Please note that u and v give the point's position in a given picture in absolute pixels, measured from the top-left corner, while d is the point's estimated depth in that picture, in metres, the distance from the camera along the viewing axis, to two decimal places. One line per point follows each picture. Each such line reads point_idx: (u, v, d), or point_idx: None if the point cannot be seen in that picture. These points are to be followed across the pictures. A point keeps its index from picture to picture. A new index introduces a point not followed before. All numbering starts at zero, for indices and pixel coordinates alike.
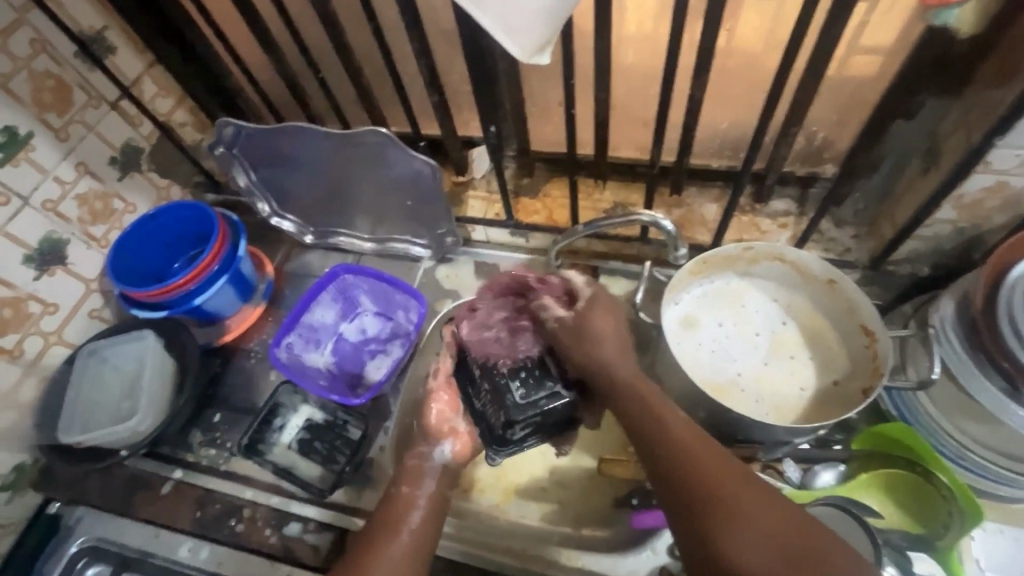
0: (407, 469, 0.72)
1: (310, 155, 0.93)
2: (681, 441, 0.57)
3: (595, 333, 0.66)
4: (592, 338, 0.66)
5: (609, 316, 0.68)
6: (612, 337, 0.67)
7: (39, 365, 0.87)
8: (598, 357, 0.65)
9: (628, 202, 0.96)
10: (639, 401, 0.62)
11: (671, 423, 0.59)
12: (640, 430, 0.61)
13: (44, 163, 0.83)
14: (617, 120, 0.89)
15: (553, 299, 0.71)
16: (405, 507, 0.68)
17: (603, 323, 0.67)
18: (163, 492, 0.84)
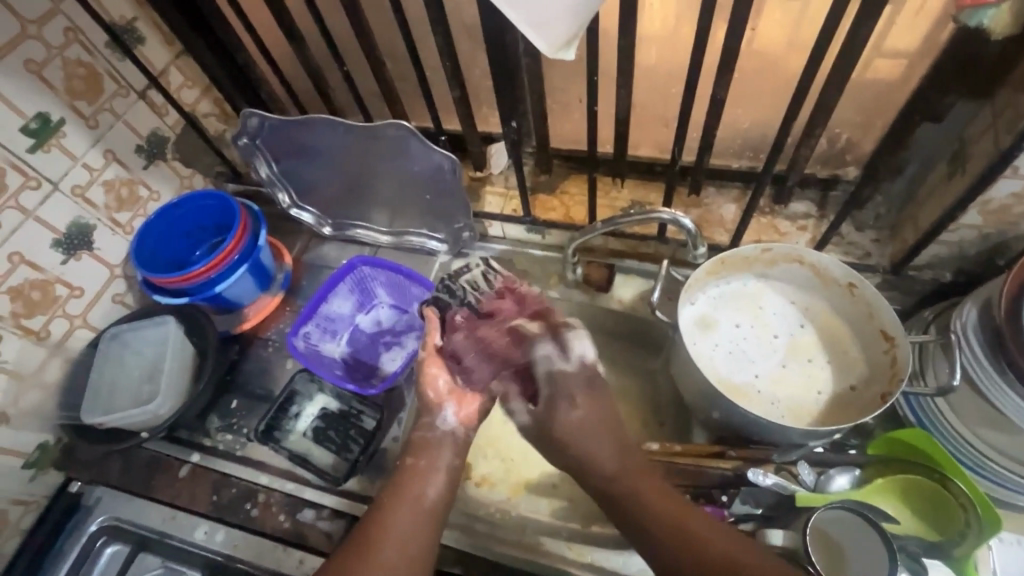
0: (415, 441, 0.72)
1: (332, 147, 0.94)
2: (677, 515, 0.61)
3: (582, 431, 0.68)
4: (574, 429, 0.68)
5: (594, 408, 0.70)
6: (601, 433, 0.68)
7: (64, 347, 0.89)
8: (595, 455, 0.67)
9: (645, 201, 0.95)
10: (620, 484, 0.65)
11: (658, 502, 0.63)
12: (627, 512, 0.64)
13: (74, 150, 0.85)
14: (637, 118, 0.89)
15: (513, 389, 0.75)
16: (417, 481, 0.68)
17: (586, 407, 0.69)
18: (181, 475, 0.86)
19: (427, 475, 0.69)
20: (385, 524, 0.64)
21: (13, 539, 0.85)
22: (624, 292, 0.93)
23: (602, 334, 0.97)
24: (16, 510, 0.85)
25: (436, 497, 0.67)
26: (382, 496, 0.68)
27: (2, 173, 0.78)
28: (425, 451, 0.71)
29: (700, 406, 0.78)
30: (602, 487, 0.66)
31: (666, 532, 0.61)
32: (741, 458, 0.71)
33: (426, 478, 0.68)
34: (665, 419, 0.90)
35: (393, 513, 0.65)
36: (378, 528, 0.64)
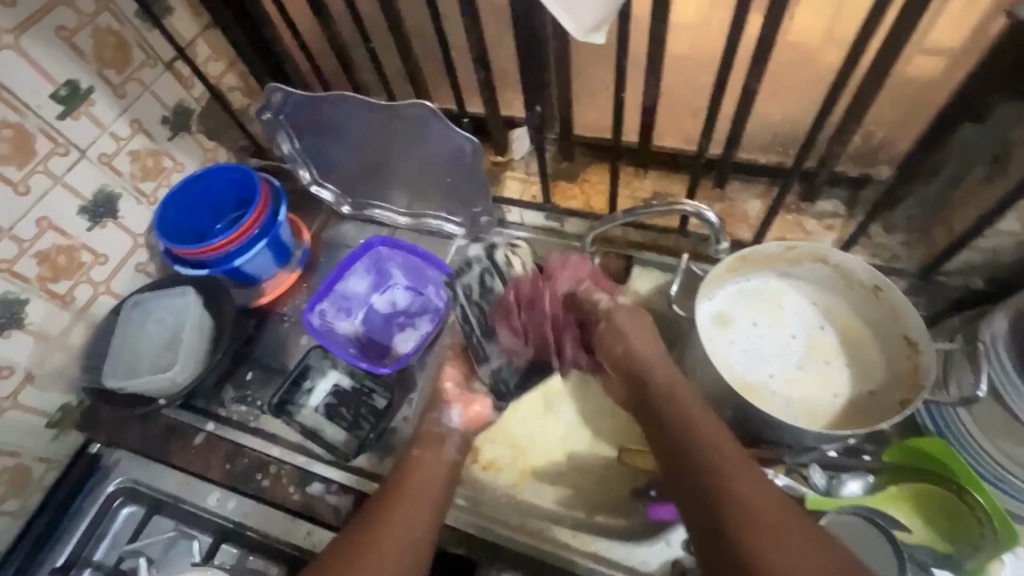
0: (422, 434, 0.78)
1: (355, 126, 0.94)
2: (705, 438, 0.63)
3: (632, 329, 0.79)
4: (625, 327, 0.79)
5: (635, 325, 0.79)
6: (643, 338, 0.78)
7: (87, 312, 0.90)
8: (643, 359, 0.75)
9: (668, 193, 0.94)
10: (690, 431, 0.64)
11: (737, 467, 0.59)
12: (698, 470, 0.61)
13: (102, 118, 0.86)
14: (664, 108, 0.87)
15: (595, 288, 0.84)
16: (422, 465, 0.73)
17: (636, 322, 0.80)
18: (196, 442, 0.88)
19: (427, 463, 0.74)
20: (389, 508, 0.65)
21: (35, 495, 0.88)
22: (639, 284, 0.92)
23: None
24: (38, 467, 0.87)
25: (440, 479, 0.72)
26: (383, 486, 0.70)
27: (32, 138, 0.79)
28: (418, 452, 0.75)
29: (713, 403, 0.77)
30: (672, 424, 0.67)
31: (692, 447, 0.62)
32: (752, 456, 0.70)
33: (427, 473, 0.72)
34: None
35: (397, 499, 0.67)
36: (383, 511, 0.65)
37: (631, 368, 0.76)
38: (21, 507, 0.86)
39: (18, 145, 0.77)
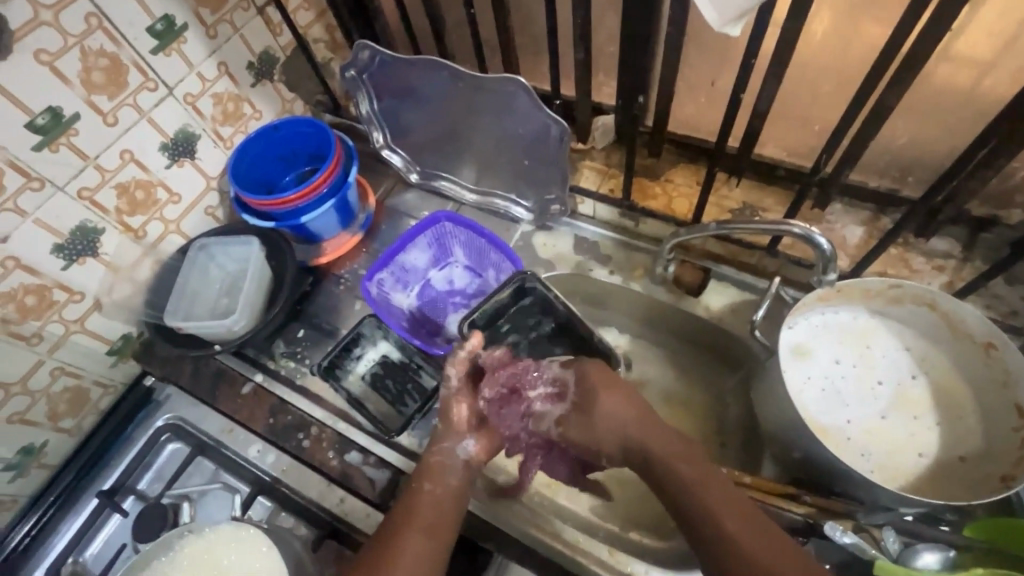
0: (429, 464, 0.70)
1: (437, 94, 0.90)
2: (704, 493, 0.60)
3: (605, 423, 0.69)
4: (600, 419, 0.69)
5: (582, 427, 0.71)
6: (620, 402, 0.69)
7: (157, 248, 0.91)
8: (616, 426, 0.68)
9: (760, 206, 0.86)
10: (680, 483, 0.62)
11: (732, 524, 0.57)
12: (703, 540, 0.58)
13: (192, 57, 0.85)
14: (773, 113, 0.80)
15: (543, 401, 0.75)
16: (427, 496, 0.67)
17: (612, 401, 0.69)
18: (244, 392, 0.88)
19: (430, 493, 0.68)
20: (397, 553, 0.61)
21: (90, 417, 0.90)
22: (712, 299, 0.86)
23: (678, 338, 0.93)
24: (97, 391, 0.89)
25: (444, 506, 0.67)
26: (392, 519, 0.65)
27: (124, 70, 0.77)
28: (426, 470, 0.70)
29: (782, 439, 0.72)
30: (670, 495, 0.62)
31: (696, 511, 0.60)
32: (816, 506, 0.66)
33: (437, 504, 0.67)
34: (728, 440, 0.87)
35: (405, 539, 0.63)
36: (390, 555, 0.61)
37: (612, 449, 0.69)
38: (77, 426, 0.89)
39: (110, 75, 0.76)
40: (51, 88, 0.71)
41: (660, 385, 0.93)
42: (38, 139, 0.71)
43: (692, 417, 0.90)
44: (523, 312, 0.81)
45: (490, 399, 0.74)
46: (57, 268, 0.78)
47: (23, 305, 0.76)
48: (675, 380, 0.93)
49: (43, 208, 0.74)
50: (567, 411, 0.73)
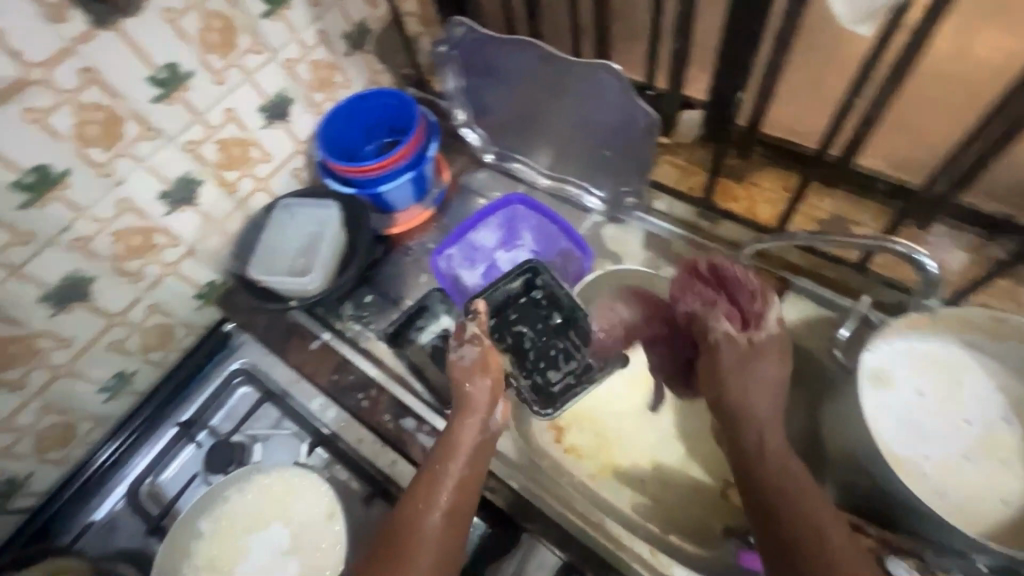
0: (442, 445, 0.73)
1: (525, 76, 0.90)
2: (806, 496, 0.60)
3: (753, 376, 0.70)
4: (754, 374, 0.70)
5: (738, 358, 0.72)
6: (769, 385, 0.70)
7: (245, 204, 0.96)
8: (753, 402, 0.69)
9: (850, 220, 0.82)
10: (778, 486, 0.62)
11: (834, 535, 0.57)
12: (789, 541, 0.58)
13: (296, 24, 0.88)
14: (883, 122, 0.75)
15: (728, 310, 0.75)
16: (440, 485, 0.69)
17: (770, 371, 0.71)
18: (311, 347, 0.93)
19: (439, 482, 0.69)
20: (415, 531, 0.66)
21: (174, 353, 0.97)
22: (786, 312, 0.83)
23: None
24: (182, 331, 0.97)
25: (454, 499, 0.68)
26: (412, 495, 0.69)
27: (236, 32, 0.81)
28: (450, 447, 0.73)
29: (854, 465, 0.69)
30: (763, 487, 0.63)
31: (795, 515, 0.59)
32: (881, 540, 0.63)
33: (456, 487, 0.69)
34: None
35: (424, 519, 0.66)
36: (409, 532, 0.66)
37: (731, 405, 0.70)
38: (162, 360, 0.96)
39: (224, 36, 0.80)
40: (172, 45, 0.75)
41: None
42: (158, 91, 0.76)
43: None
44: (531, 303, 0.90)
45: (693, 270, 0.81)
46: (161, 213, 0.84)
47: (129, 245, 0.82)
48: None
49: (155, 156, 0.80)
50: (737, 332, 0.73)
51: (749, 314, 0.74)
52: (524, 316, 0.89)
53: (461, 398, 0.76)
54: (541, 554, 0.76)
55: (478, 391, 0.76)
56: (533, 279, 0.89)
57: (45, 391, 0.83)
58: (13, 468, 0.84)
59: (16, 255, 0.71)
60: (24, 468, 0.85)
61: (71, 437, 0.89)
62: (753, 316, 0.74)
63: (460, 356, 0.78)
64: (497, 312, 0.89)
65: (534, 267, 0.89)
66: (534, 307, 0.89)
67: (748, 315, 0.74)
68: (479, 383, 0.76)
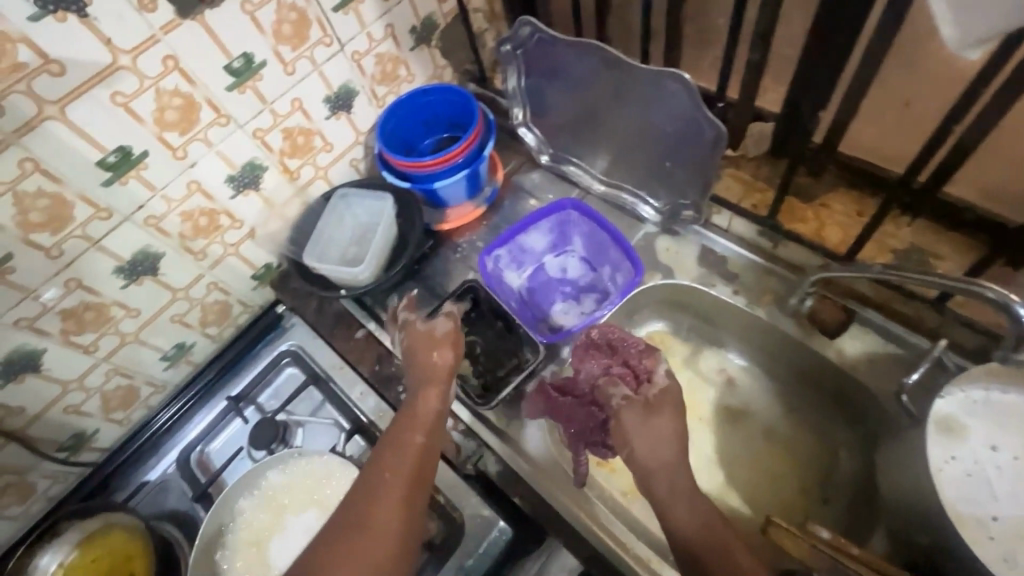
0: (407, 414, 0.72)
1: (589, 79, 0.88)
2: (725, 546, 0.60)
3: (654, 431, 0.70)
4: (653, 428, 0.70)
5: (635, 414, 0.72)
6: (670, 438, 0.70)
7: (305, 191, 0.99)
8: (656, 452, 0.69)
9: (932, 252, 0.76)
10: (688, 531, 0.62)
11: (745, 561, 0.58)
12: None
13: (366, 17, 0.89)
14: (980, 150, 0.68)
15: (624, 377, 0.78)
16: (405, 448, 0.68)
17: (669, 422, 0.71)
18: (356, 336, 0.96)
19: (404, 445, 0.68)
20: (376, 501, 0.62)
21: (230, 328, 1.02)
22: (848, 344, 0.78)
23: (792, 378, 0.88)
24: (239, 308, 1.01)
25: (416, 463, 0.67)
26: (374, 464, 0.67)
27: (308, 25, 0.83)
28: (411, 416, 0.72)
29: (916, 521, 0.64)
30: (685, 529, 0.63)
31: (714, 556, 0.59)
32: None
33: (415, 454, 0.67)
34: (831, 497, 0.81)
35: (388, 486, 0.64)
36: (370, 504, 0.63)
37: (645, 466, 0.68)
38: (219, 334, 1.01)
39: (297, 28, 0.82)
40: (249, 35, 0.77)
41: (764, 420, 0.88)
42: (232, 80, 0.79)
43: (791, 461, 0.84)
44: (483, 319, 0.91)
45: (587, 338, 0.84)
46: (227, 196, 0.88)
47: (197, 224, 0.87)
48: (783, 418, 0.87)
49: (225, 142, 0.83)
50: (632, 394, 0.75)
51: (641, 372, 0.77)
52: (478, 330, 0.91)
53: (422, 370, 0.77)
54: (560, 561, 0.78)
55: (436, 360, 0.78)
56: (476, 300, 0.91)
57: (113, 356, 0.88)
58: (81, 423, 0.91)
59: (97, 228, 0.76)
60: (91, 424, 0.92)
61: (134, 399, 0.96)
62: (645, 378, 0.76)
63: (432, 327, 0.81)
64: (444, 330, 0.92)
65: (473, 286, 0.91)
66: (484, 318, 0.91)
67: (636, 375, 0.77)
68: (440, 355, 0.78)
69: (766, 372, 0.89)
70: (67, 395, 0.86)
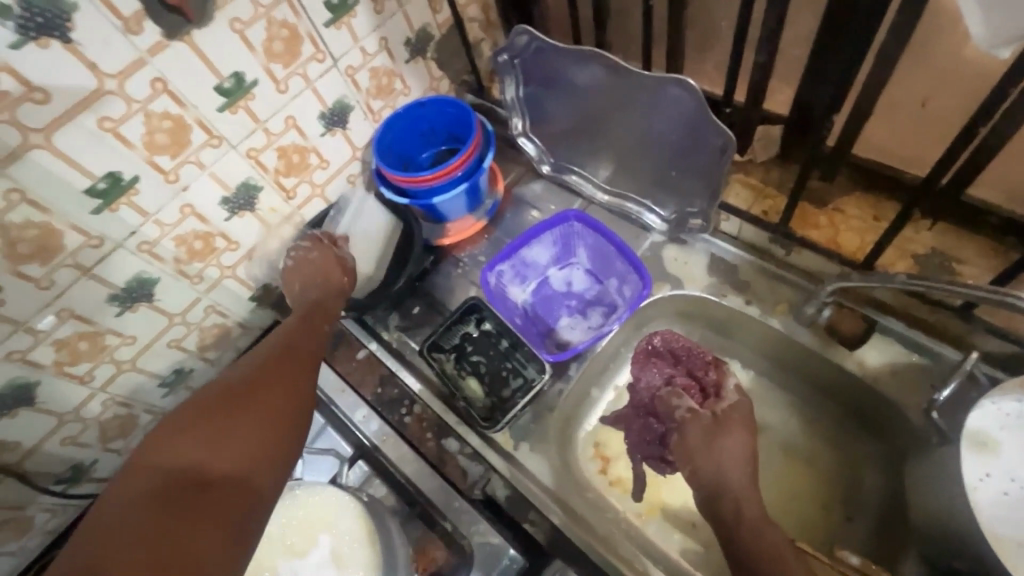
0: (311, 319, 0.83)
1: (589, 87, 0.85)
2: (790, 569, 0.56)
3: (725, 449, 0.65)
4: (724, 446, 0.65)
5: (699, 429, 0.68)
6: (744, 457, 0.65)
7: (302, 210, 0.97)
8: (727, 472, 0.64)
9: (954, 257, 0.73)
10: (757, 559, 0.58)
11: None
12: None
13: (358, 31, 0.87)
14: (1009, 150, 0.63)
15: (689, 392, 0.75)
16: (303, 345, 0.78)
17: (740, 440, 0.66)
18: (358, 357, 0.92)
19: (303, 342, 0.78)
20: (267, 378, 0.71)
21: (230, 350, 1.01)
22: (869, 355, 0.75)
23: (810, 389, 0.84)
24: (238, 330, 0.99)
25: (310, 358, 0.77)
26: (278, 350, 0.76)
27: (300, 41, 0.81)
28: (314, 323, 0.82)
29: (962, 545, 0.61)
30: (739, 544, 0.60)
31: None
32: None
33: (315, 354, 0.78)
34: (857, 515, 0.78)
35: (281, 371, 0.73)
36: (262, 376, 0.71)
37: (711, 484, 0.64)
38: (219, 357, 1.00)
39: (289, 45, 0.80)
40: (239, 54, 0.75)
41: (782, 434, 0.84)
42: (223, 100, 0.77)
43: (812, 476, 0.81)
44: (484, 337, 0.88)
45: (654, 344, 0.83)
46: (221, 218, 0.86)
47: (191, 248, 0.85)
48: (802, 431, 0.84)
49: (218, 163, 0.81)
50: (699, 407, 0.71)
51: (708, 385, 0.74)
52: (480, 347, 0.88)
53: (331, 290, 0.87)
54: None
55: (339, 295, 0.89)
56: (481, 321, 0.88)
57: (109, 385, 0.86)
58: (79, 454, 0.89)
59: (88, 256, 0.74)
60: (90, 454, 0.90)
61: (133, 427, 0.94)
62: (714, 394, 0.73)
63: (342, 254, 0.91)
64: (442, 347, 0.88)
65: (475, 304, 0.89)
66: (488, 336, 0.88)
67: (705, 389, 0.74)
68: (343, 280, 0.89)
69: (780, 384, 0.86)
70: (63, 427, 0.84)
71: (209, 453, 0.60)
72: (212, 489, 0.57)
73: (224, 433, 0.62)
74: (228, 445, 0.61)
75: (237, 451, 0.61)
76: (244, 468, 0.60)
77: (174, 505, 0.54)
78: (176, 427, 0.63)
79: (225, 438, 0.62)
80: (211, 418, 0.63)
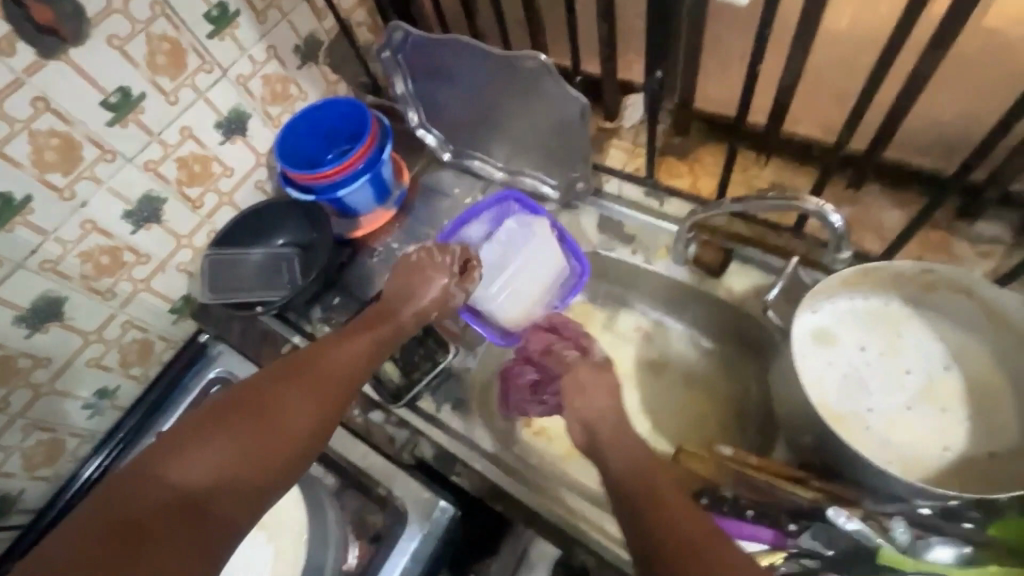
0: (350, 327, 0.77)
1: (469, 75, 0.93)
2: (655, 478, 0.61)
3: (588, 384, 0.74)
4: (594, 384, 0.74)
5: (605, 393, 0.73)
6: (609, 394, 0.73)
7: (211, 219, 0.99)
8: (597, 404, 0.72)
9: (790, 186, 0.86)
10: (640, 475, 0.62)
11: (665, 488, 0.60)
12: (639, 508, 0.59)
13: (244, 41, 0.92)
14: (805, 88, 0.78)
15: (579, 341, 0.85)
16: (334, 352, 0.72)
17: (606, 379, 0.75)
18: (283, 351, 0.98)
19: (339, 349, 0.73)
20: (286, 392, 0.65)
21: (154, 366, 1.01)
22: (734, 281, 0.85)
23: (700, 322, 0.93)
24: (160, 344, 1.00)
25: (343, 368, 0.71)
26: (304, 360, 0.69)
27: (184, 53, 0.85)
28: (358, 342, 0.74)
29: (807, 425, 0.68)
30: (614, 464, 0.65)
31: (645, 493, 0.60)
32: (822, 491, 0.66)
33: (343, 372, 0.70)
34: (746, 425, 0.88)
35: (304, 383, 0.67)
36: (283, 388, 0.66)
37: (587, 417, 0.71)
38: (143, 373, 1.00)
39: (173, 58, 0.83)
40: (120, 69, 0.79)
41: (680, 365, 0.94)
42: (111, 115, 0.80)
43: (709, 398, 0.91)
44: None
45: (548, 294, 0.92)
46: (127, 232, 0.88)
47: (98, 264, 0.86)
48: (696, 360, 0.93)
49: (115, 177, 0.83)
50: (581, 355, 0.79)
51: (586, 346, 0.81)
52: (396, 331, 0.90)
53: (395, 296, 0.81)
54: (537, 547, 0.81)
55: (404, 313, 0.80)
56: None
57: (28, 410, 0.86)
58: (3, 485, 0.88)
59: None
60: (15, 484, 0.89)
61: (59, 453, 0.93)
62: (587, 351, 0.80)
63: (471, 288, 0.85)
64: None
65: None
66: None
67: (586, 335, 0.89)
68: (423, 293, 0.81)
69: (679, 320, 0.95)
70: None
71: (209, 472, 0.56)
72: (165, 526, 0.52)
73: (229, 451, 0.58)
74: (228, 467, 0.57)
75: (226, 477, 0.57)
76: (237, 500, 0.57)
77: (159, 530, 0.51)
78: (190, 429, 0.60)
79: (225, 455, 0.58)
80: (217, 428, 0.60)
